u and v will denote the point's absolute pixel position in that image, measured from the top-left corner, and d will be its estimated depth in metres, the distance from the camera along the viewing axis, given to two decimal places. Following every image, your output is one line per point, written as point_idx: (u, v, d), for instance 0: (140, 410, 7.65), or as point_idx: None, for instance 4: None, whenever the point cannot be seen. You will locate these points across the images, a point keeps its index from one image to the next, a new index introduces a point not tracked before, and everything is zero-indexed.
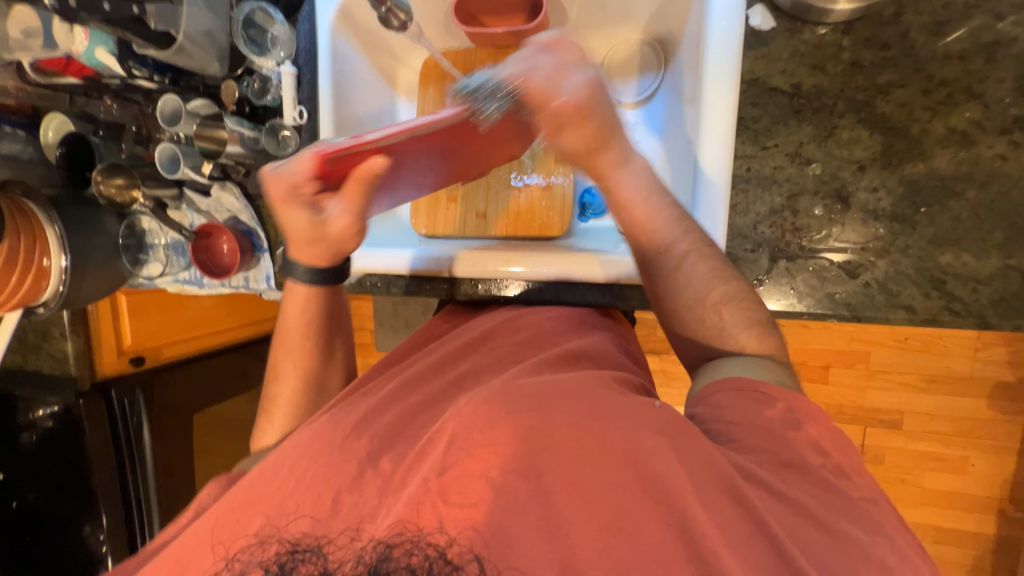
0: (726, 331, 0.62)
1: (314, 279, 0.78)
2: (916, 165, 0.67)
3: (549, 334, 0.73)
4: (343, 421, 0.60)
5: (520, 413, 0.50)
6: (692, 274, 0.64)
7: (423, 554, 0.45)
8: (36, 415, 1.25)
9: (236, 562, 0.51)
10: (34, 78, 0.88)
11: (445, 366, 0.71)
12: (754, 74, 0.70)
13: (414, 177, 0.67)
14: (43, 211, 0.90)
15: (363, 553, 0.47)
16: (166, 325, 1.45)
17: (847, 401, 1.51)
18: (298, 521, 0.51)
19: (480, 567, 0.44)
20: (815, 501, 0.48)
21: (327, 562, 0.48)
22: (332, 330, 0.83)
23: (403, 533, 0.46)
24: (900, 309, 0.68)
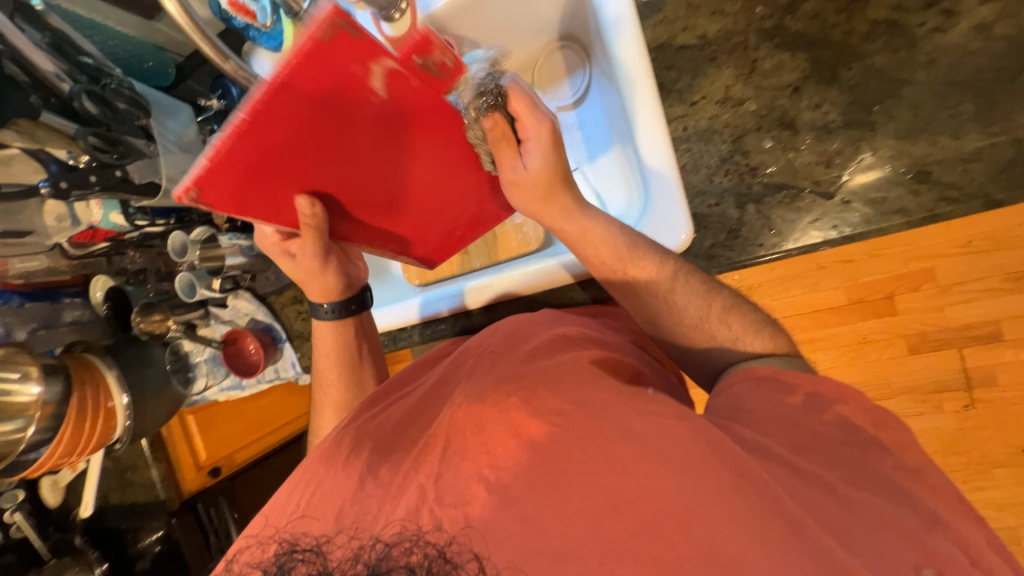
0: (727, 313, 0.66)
1: (337, 315, 0.84)
2: (852, 68, 0.64)
3: (541, 326, 0.75)
4: (362, 437, 0.64)
5: (511, 408, 0.56)
6: (687, 296, 0.66)
7: (423, 552, 0.47)
8: (144, 544, 1.37)
9: (235, 563, 0.57)
10: (75, 252, 1.03)
11: (447, 376, 0.75)
12: (657, 41, 0.71)
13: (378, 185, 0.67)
14: (100, 358, 1.03)
15: (362, 552, 0.49)
16: (232, 434, 1.54)
17: (926, 326, 1.36)
18: (301, 521, 0.56)
19: (481, 565, 0.46)
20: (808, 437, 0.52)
21: (326, 561, 0.50)
22: (363, 362, 0.87)
23: (404, 531, 0.50)
24: (894, 215, 0.64)
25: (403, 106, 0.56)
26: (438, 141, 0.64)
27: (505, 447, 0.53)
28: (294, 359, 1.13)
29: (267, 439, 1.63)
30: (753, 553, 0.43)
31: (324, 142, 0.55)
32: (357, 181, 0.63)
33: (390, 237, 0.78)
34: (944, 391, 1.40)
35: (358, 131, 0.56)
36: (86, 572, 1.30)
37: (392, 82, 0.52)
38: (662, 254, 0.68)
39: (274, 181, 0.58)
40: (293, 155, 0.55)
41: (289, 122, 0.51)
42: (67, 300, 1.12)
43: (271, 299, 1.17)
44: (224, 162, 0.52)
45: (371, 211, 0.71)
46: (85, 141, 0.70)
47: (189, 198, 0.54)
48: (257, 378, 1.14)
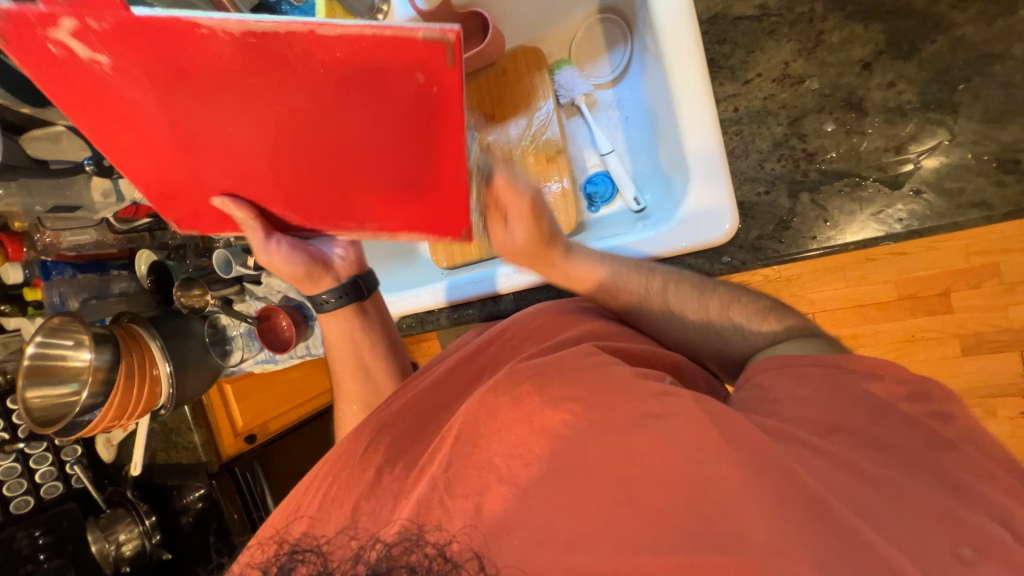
0: (736, 311, 0.65)
1: (339, 302, 0.86)
2: (936, 42, 0.57)
3: (561, 314, 0.72)
4: (387, 422, 0.67)
5: (524, 396, 0.57)
6: (680, 307, 0.67)
7: (423, 553, 0.44)
8: (189, 500, 1.47)
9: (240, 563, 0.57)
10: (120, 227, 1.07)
11: (468, 364, 0.74)
12: (711, 12, 0.66)
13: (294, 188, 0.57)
14: (146, 329, 1.08)
15: (360, 553, 0.46)
16: (266, 404, 1.65)
17: (985, 326, 1.26)
18: (299, 522, 0.58)
19: (481, 564, 0.45)
20: (867, 456, 0.47)
21: (325, 561, 0.47)
22: (364, 347, 0.89)
23: (404, 531, 0.49)
24: (972, 208, 0.57)
25: (150, 75, 0.42)
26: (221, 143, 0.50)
27: (528, 438, 0.53)
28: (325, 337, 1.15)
29: (298, 410, 1.77)
30: (789, 560, 0.41)
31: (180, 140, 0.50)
32: (255, 152, 0.51)
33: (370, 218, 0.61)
34: (997, 395, 1.31)
35: (199, 111, 0.46)
36: (136, 523, 1.38)
37: (110, 43, 0.39)
38: (641, 278, 0.70)
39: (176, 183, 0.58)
40: (181, 169, 0.55)
41: (134, 134, 0.50)
42: (114, 273, 1.18)
43: None
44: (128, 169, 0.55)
45: (320, 185, 0.56)
46: None
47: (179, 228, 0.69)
48: (289, 353, 1.16)
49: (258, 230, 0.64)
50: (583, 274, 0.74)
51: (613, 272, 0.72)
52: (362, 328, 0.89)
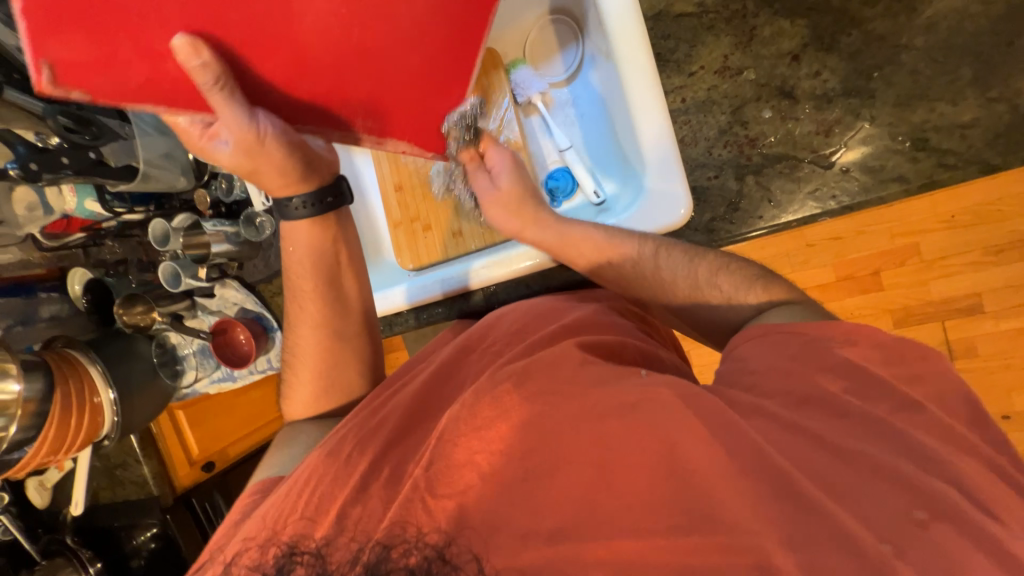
0: (732, 291, 0.65)
1: (313, 212, 0.74)
2: (851, 35, 0.63)
3: (544, 315, 0.74)
4: (364, 429, 0.64)
5: (502, 394, 0.55)
6: (670, 267, 0.68)
7: (421, 554, 0.48)
8: (139, 541, 1.37)
9: (235, 566, 0.55)
10: (48, 245, 1.00)
11: (451, 368, 0.72)
12: (654, 10, 0.69)
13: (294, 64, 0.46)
14: (83, 353, 1.00)
15: (362, 554, 0.50)
16: (224, 429, 1.55)
17: (912, 300, 1.39)
18: (296, 522, 0.55)
19: (480, 566, 0.47)
20: (830, 421, 0.49)
21: (325, 562, 0.51)
22: (342, 350, 0.83)
23: (402, 533, 0.50)
24: (892, 182, 0.64)
25: None
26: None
27: (500, 428, 0.53)
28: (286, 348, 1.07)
29: (261, 432, 1.66)
30: (756, 529, 0.44)
31: None
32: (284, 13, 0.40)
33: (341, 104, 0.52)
34: None
35: None
36: (79, 572, 1.26)
37: None
38: (632, 241, 0.71)
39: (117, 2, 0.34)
40: None
41: None
42: (42, 296, 1.07)
43: (261, 286, 1.08)
44: None
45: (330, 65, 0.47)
46: (55, 122, 0.67)
47: (51, 86, 0.37)
48: (248, 369, 1.09)
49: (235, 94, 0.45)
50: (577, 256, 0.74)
51: (606, 235, 0.72)
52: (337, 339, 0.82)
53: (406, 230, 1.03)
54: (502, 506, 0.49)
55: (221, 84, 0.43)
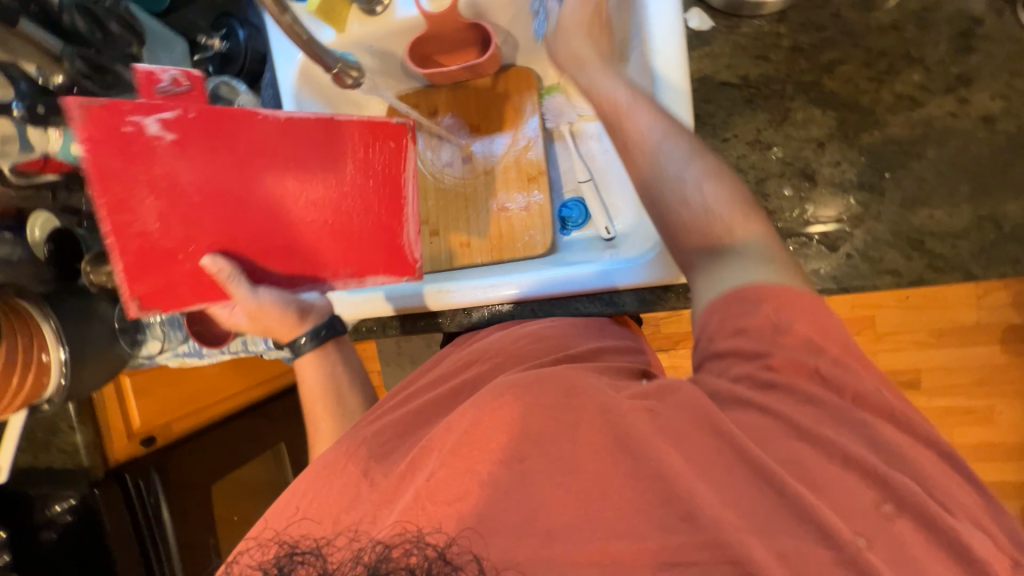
0: (752, 249, 0.60)
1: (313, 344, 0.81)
2: (873, 134, 0.68)
3: (545, 339, 0.75)
4: (372, 434, 0.66)
5: (505, 403, 0.58)
6: (705, 196, 0.62)
7: (423, 554, 0.52)
8: (53, 512, 1.23)
9: (237, 564, 0.60)
10: (17, 180, 0.90)
11: (454, 377, 0.74)
12: (701, 73, 0.73)
13: (279, 245, 0.69)
14: (37, 307, 0.91)
15: (363, 553, 0.54)
16: (172, 401, 1.48)
17: None
18: (299, 524, 0.59)
19: (479, 565, 0.52)
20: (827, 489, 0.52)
21: (326, 562, 0.55)
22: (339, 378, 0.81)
23: (403, 534, 0.54)
24: (886, 274, 0.69)
25: (206, 150, 0.62)
26: (205, 211, 0.64)
27: (501, 439, 0.56)
28: (268, 333, 1.01)
29: (212, 410, 1.60)
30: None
31: (189, 196, 0.62)
32: (248, 214, 0.66)
33: (309, 268, 0.71)
34: None
35: (214, 180, 0.63)
36: None
37: (185, 124, 0.60)
38: (683, 146, 0.65)
39: (176, 245, 0.64)
40: (175, 224, 0.63)
41: (125, 207, 0.60)
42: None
43: None
44: (140, 241, 0.62)
45: (298, 237, 0.69)
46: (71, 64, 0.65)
47: (138, 312, 0.65)
48: (221, 349, 1.03)
49: (240, 277, 0.66)
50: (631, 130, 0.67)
51: (662, 130, 0.66)
52: (338, 357, 0.83)
53: None
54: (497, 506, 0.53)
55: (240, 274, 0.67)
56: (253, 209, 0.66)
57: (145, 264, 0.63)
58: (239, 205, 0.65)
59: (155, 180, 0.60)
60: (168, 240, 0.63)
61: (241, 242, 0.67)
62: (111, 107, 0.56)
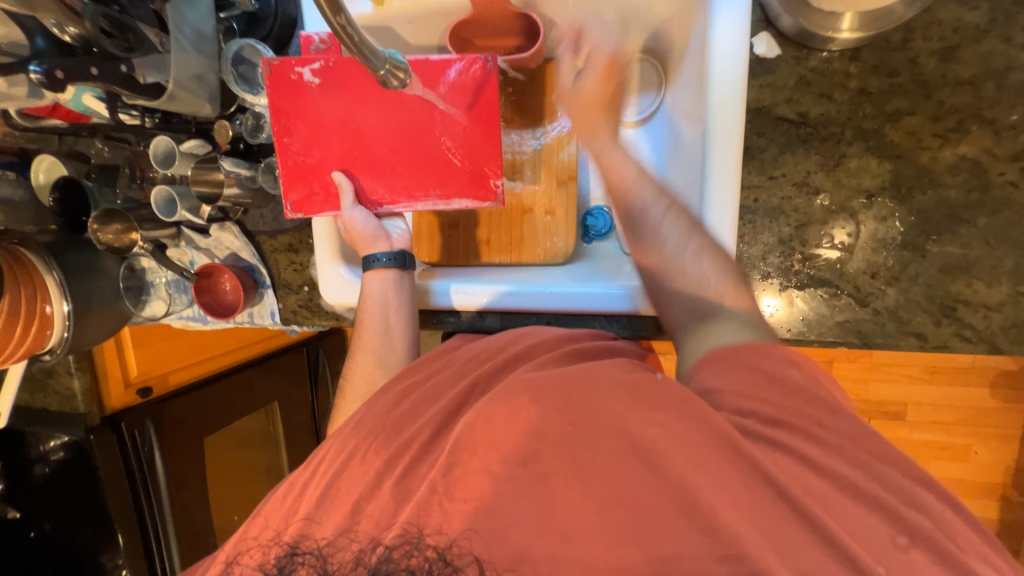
0: (705, 278, 0.66)
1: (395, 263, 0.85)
2: (926, 194, 0.66)
3: (562, 340, 0.74)
4: (378, 427, 0.66)
5: (518, 409, 0.58)
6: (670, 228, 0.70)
7: (423, 556, 0.52)
8: (47, 447, 1.27)
9: (235, 567, 0.59)
10: (22, 123, 0.87)
11: (462, 376, 0.72)
12: (759, 103, 0.70)
13: (390, 166, 0.82)
14: (42, 260, 0.89)
15: (363, 555, 0.53)
16: (170, 352, 1.47)
17: (853, 392, 1.63)
18: (301, 524, 0.59)
19: (480, 568, 0.51)
20: None
21: (327, 562, 0.54)
22: (392, 316, 0.84)
23: (404, 535, 0.54)
24: (911, 336, 0.68)
25: (338, 81, 0.79)
26: (333, 132, 0.81)
27: (509, 450, 0.57)
28: (275, 309, 1.00)
29: (209, 364, 1.58)
30: None
31: (328, 121, 0.80)
32: (367, 137, 0.81)
33: (411, 186, 0.83)
34: None
35: (344, 109, 0.80)
36: None
37: (329, 63, 0.78)
38: (655, 187, 0.74)
39: (318, 164, 0.82)
40: (316, 146, 0.81)
41: (291, 134, 0.80)
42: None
43: (262, 239, 0.97)
44: (297, 162, 0.82)
45: (405, 160, 0.82)
46: (93, 23, 0.59)
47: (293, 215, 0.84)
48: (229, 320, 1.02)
49: (348, 191, 0.81)
50: (606, 157, 0.78)
51: (638, 171, 0.75)
52: (393, 286, 0.85)
53: (432, 222, 0.99)
54: (514, 520, 0.53)
55: (351, 192, 0.82)
56: (371, 133, 0.81)
57: (298, 175, 0.82)
58: (361, 129, 0.81)
59: (306, 110, 0.80)
60: (313, 164, 0.82)
61: (361, 160, 0.82)
62: (291, 64, 0.78)
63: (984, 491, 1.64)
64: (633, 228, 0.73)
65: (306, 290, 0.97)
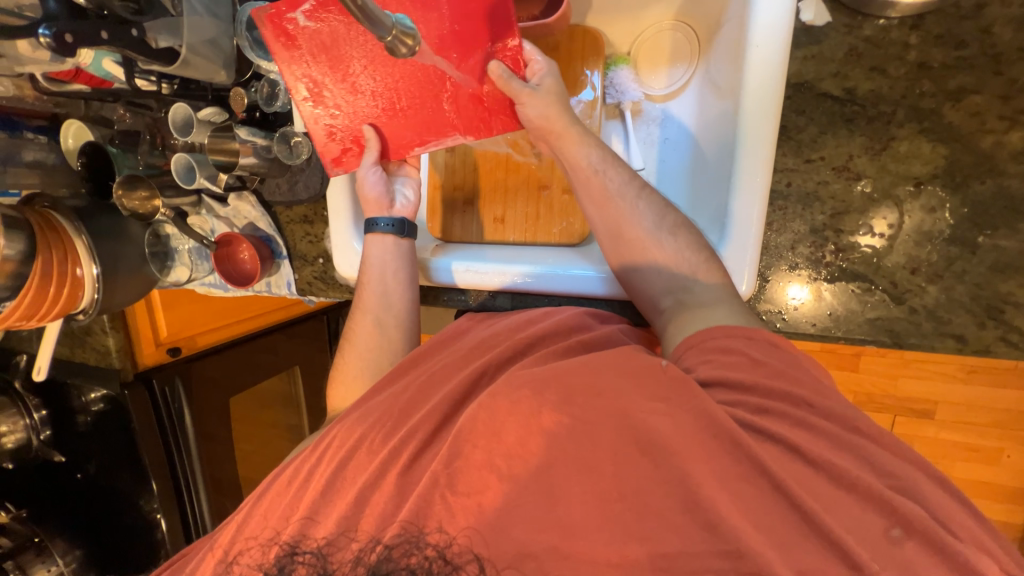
0: (679, 252, 0.68)
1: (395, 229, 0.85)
2: (984, 183, 0.60)
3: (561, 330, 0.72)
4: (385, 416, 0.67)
5: (521, 395, 0.57)
6: (641, 212, 0.71)
7: (423, 554, 0.53)
8: (88, 399, 1.36)
9: (236, 565, 0.63)
10: (47, 87, 0.88)
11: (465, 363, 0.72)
12: (801, 78, 0.64)
13: (415, 100, 0.77)
14: (72, 224, 0.92)
15: (363, 554, 0.55)
16: (197, 316, 1.53)
17: (879, 388, 1.56)
18: (302, 523, 0.61)
19: (479, 566, 0.52)
20: None
21: (327, 562, 0.56)
22: (394, 294, 0.84)
23: (403, 534, 0.54)
24: (949, 338, 0.63)
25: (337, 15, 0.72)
26: (349, 75, 0.76)
27: (514, 435, 0.56)
28: (291, 279, 1.01)
29: (234, 328, 1.65)
30: None
31: (343, 66, 0.75)
32: (385, 75, 0.76)
33: (443, 123, 0.78)
34: None
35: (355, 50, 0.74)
36: (22, 416, 1.35)
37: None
38: (626, 176, 0.73)
39: (347, 117, 0.79)
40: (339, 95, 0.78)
41: (312, 88, 0.77)
42: (29, 137, 0.97)
43: (279, 209, 0.98)
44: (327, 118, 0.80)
45: (429, 94, 0.76)
46: None
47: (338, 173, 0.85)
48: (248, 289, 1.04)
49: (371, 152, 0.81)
50: (578, 157, 0.74)
51: (602, 160, 0.74)
52: (393, 261, 0.85)
53: (447, 198, 0.98)
54: (519, 504, 0.53)
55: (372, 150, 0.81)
56: (389, 73, 0.76)
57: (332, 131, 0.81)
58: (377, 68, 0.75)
59: (316, 59, 0.75)
60: (340, 120, 0.80)
61: (384, 100, 0.77)
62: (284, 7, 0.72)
63: (1011, 496, 1.58)
64: (615, 217, 0.72)
65: (321, 262, 0.98)
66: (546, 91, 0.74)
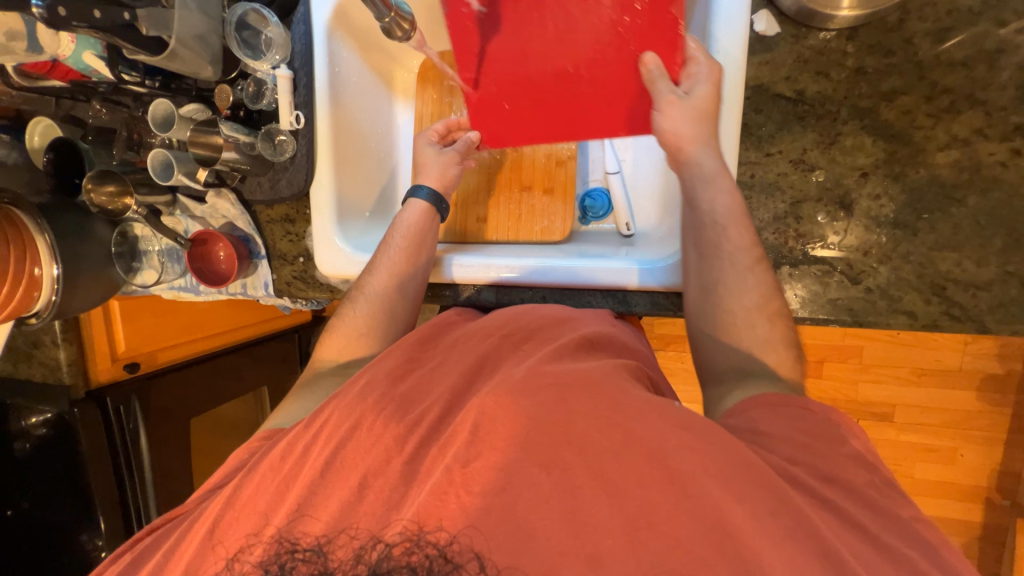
0: (755, 312, 0.67)
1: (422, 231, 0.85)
2: (918, 172, 0.67)
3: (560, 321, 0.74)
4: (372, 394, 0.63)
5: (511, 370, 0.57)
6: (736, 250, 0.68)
7: (423, 553, 0.48)
8: (30, 423, 1.26)
9: (237, 562, 0.54)
10: (19, 81, 0.87)
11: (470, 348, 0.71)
12: (758, 81, 0.72)
13: (552, 97, 0.82)
14: (33, 220, 0.87)
15: (363, 553, 0.49)
16: (161, 330, 1.45)
17: (842, 393, 1.64)
18: (300, 522, 0.54)
19: (480, 565, 0.46)
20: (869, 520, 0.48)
21: (327, 561, 0.50)
22: (405, 292, 0.83)
23: (404, 532, 0.49)
24: (901, 314, 0.69)
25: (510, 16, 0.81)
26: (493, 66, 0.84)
27: (509, 410, 0.54)
28: (269, 280, 0.99)
29: (202, 343, 1.56)
30: None
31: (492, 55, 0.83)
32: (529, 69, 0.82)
33: (569, 120, 0.82)
34: None
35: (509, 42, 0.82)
36: None
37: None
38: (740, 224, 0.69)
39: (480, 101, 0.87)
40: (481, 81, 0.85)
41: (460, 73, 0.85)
42: None
43: (259, 209, 0.97)
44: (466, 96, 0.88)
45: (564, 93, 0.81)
46: None
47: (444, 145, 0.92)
48: (221, 290, 1.01)
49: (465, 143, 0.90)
50: (707, 194, 0.69)
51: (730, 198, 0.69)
52: (406, 256, 0.83)
53: None
54: (520, 482, 0.49)
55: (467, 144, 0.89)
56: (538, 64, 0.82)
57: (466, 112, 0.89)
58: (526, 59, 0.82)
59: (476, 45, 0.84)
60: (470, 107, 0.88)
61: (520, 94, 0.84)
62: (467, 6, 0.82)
63: (970, 495, 1.65)
64: (709, 239, 0.70)
65: (302, 262, 0.97)
66: (695, 103, 0.70)
